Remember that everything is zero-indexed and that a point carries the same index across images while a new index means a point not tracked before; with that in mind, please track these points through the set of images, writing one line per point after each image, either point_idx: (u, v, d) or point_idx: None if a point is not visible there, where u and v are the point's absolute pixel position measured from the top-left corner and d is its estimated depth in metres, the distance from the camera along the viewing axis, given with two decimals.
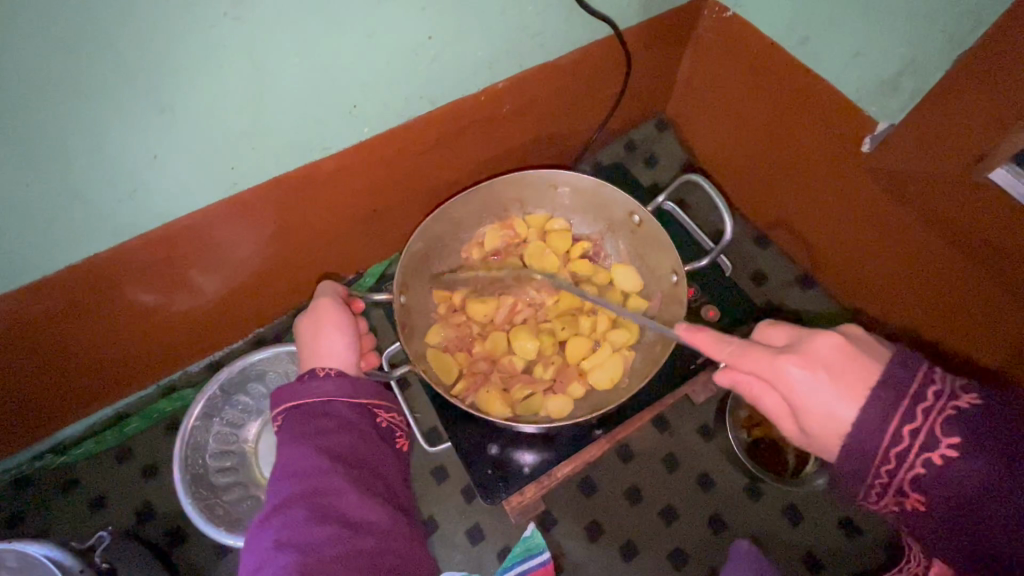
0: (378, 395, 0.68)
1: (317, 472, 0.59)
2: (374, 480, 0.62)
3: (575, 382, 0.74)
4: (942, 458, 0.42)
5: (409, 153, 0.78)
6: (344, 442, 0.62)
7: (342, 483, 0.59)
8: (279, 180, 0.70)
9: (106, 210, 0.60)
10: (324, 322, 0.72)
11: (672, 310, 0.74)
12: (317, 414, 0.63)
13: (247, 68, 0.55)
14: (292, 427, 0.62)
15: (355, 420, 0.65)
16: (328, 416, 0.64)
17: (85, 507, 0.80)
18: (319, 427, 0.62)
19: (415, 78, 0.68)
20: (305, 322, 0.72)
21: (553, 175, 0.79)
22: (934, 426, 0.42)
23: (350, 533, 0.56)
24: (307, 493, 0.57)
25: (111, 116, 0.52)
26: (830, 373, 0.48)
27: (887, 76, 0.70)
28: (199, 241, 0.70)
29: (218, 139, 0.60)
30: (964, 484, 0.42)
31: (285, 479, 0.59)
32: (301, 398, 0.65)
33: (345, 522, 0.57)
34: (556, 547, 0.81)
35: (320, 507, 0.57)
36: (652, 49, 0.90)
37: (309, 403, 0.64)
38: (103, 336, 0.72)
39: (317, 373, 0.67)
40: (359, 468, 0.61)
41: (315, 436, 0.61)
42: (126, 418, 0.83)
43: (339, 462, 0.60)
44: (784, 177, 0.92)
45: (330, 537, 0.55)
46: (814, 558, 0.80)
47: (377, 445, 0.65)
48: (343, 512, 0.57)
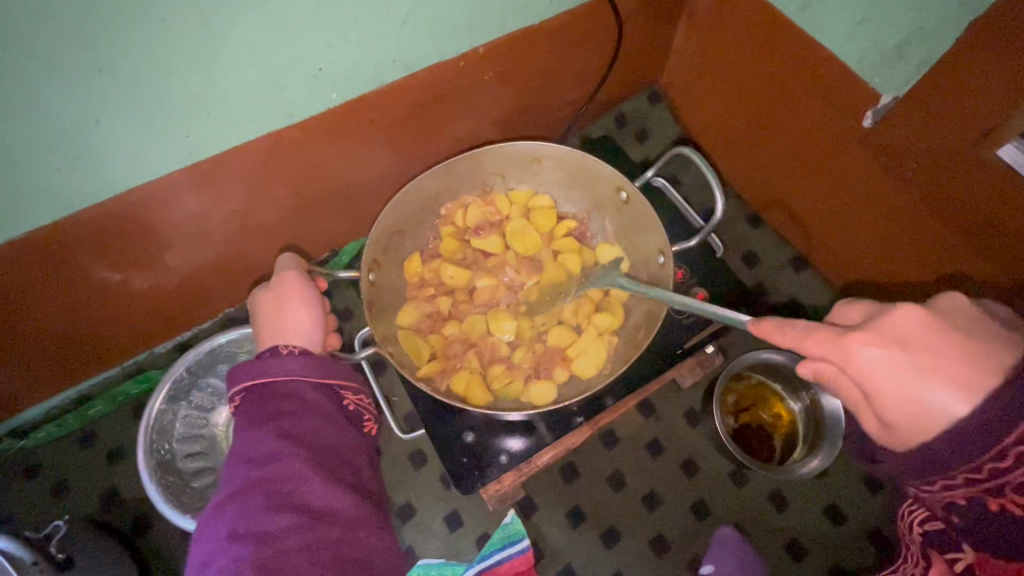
0: (348, 376, 0.57)
1: (279, 460, 0.47)
2: (347, 471, 0.51)
3: (558, 368, 0.69)
4: None
5: (380, 125, 0.72)
6: (310, 428, 0.50)
7: (310, 473, 0.48)
8: (241, 152, 0.64)
9: (47, 181, 0.55)
10: (288, 294, 0.60)
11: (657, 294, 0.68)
12: (277, 393, 0.51)
13: (196, 25, 0.49)
14: (250, 407, 0.51)
15: (322, 402, 0.53)
16: (289, 397, 0.51)
17: (48, 491, 0.78)
18: (280, 407, 0.50)
19: (385, 39, 0.62)
20: (264, 294, 0.61)
21: (536, 147, 0.72)
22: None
23: (320, 536, 0.46)
24: (266, 483, 0.46)
25: (35, 75, 0.46)
26: (914, 348, 0.39)
27: (906, 44, 0.63)
28: (151, 218, 0.65)
29: (168, 107, 0.55)
30: None
31: (240, 466, 0.48)
32: (260, 377, 0.52)
33: (312, 521, 0.46)
34: (536, 534, 0.76)
35: (281, 500, 0.46)
36: (648, 11, 0.83)
37: (268, 381, 0.52)
38: (56, 316, 0.68)
39: (278, 351, 0.54)
40: (331, 455, 0.50)
41: (275, 419, 0.49)
42: (89, 400, 0.81)
43: (305, 449, 0.49)
44: (781, 153, 0.85)
45: (292, 539, 0.44)
46: (797, 546, 0.76)
47: (348, 431, 0.53)
48: (312, 510, 0.46)
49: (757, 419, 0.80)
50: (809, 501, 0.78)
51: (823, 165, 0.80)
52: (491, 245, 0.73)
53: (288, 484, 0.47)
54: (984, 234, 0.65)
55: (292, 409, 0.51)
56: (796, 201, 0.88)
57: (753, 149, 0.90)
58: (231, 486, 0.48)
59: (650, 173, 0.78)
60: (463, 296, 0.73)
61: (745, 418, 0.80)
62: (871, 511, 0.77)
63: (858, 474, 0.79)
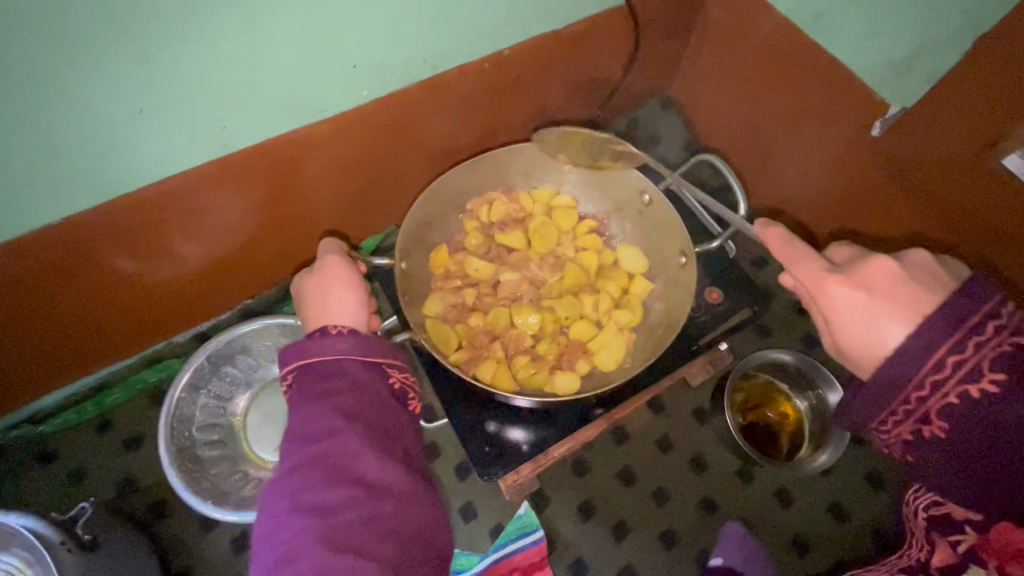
0: (394, 356, 0.55)
1: (333, 435, 0.47)
2: (397, 448, 0.50)
3: (581, 359, 0.71)
4: (980, 391, 0.42)
5: (406, 122, 0.74)
6: (360, 406, 0.49)
7: (363, 448, 0.47)
8: (273, 144, 0.66)
9: (88, 167, 0.56)
10: (332, 278, 0.62)
11: (677, 293, 0.72)
12: (327, 372, 0.51)
13: (244, 18, 0.51)
14: (304, 384, 0.51)
15: (371, 381, 0.52)
16: (339, 375, 0.51)
17: (64, 477, 0.79)
18: (332, 384, 0.50)
19: (418, 39, 0.64)
20: (307, 278, 0.63)
21: (561, 147, 0.76)
22: (985, 360, 0.41)
23: (376, 510, 0.45)
24: (323, 458, 0.46)
25: (88, 62, 0.47)
26: (877, 293, 0.48)
27: (915, 56, 0.66)
28: (182, 207, 0.66)
29: (208, 98, 0.56)
30: (1001, 415, 0.42)
31: (296, 442, 0.47)
32: (312, 356, 0.52)
33: (367, 495, 0.45)
34: (548, 527, 0.78)
35: (338, 474, 0.45)
36: (665, 20, 0.86)
37: (318, 360, 0.52)
38: (82, 302, 0.69)
39: (329, 331, 0.54)
40: (383, 432, 0.49)
41: (327, 397, 0.49)
42: (107, 388, 0.82)
43: (358, 426, 0.48)
44: (790, 160, 0.88)
45: (349, 512, 0.44)
46: (803, 541, 0.78)
47: (395, 410, 0.52)
48: (368, 484, 0.46)
49: (763, 417, 0.82)
50: (814, 498, 0.80)
51: (833, 171, 0.83)
52: (514, 241, 0.75)
53: (343, 458, 0.46)
54: (992, 241, 0.67)
55: (341, 387, 0.50)
56: (802, 207, 0.91)
57: (764, 155, 0.92)
58: (287, 462, 0.47)
59: (673, 180, 0.83)
60: (484, 291, 0.74)
61: (752, 416, 0.82)
62: (873, 507, 0.80)
63: (861, 474, 0.81)
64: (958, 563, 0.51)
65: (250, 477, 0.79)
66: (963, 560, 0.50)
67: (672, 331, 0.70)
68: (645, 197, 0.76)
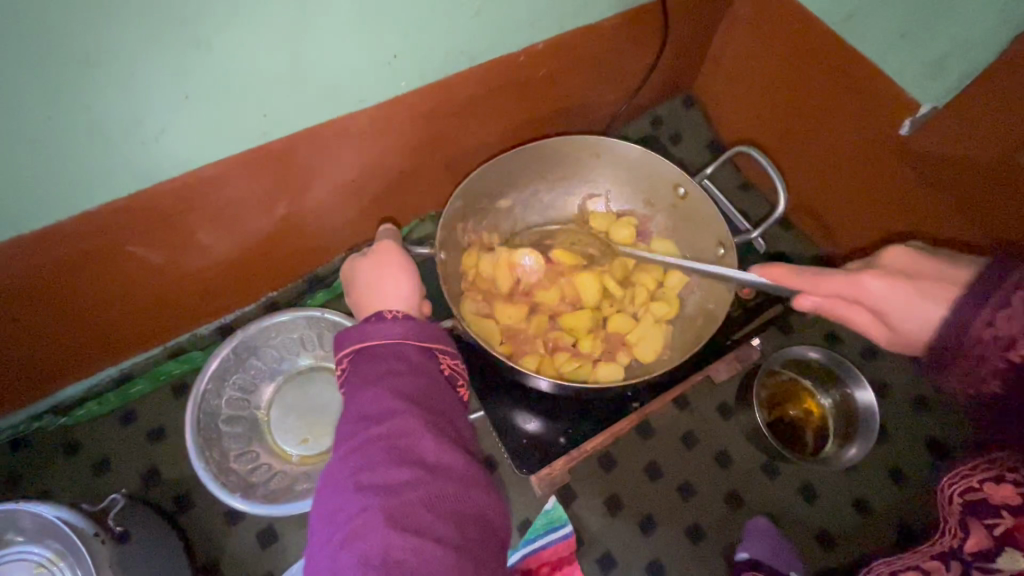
0: (444, 341, 0.56)
1: (393, 416, 0.47)
2: (454, 431, 0.50)
3: (620, 353, 0.73)
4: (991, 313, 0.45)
5: (438, 114, 0.74)
6: (419, 388, 0.50)
7: (423, 428, 0.47)
8: (308, 134, 0.65)
9: (128, 155, 0.56)
10: (386, 263, 0.63)
11: (717, 289, 0.73)
12: (384, 355, 0.52)
13: (290, 5, 0.50)
14: (359, 369, 0.51)
15: (425, 365, 0.52)
16: (396, 358, 0.52)
17: (88, 469, 0.78)
18: (387, 368, 0.51)
19: (458, 30, 0.64)
20: (361, 262, 0.64)
21: (598, 142, 0.77)
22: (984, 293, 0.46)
23: (438, 490, 0.45)
24: (383, 438, 0.46)
25: (139, 47, 0.47)
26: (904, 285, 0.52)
27: (949, 56, 0.66)
28: (216, 197, 0.66)
29: (249, 86, 0.56)
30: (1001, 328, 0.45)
31: (358, 423, 0.48)
32: (367, 340, 0.53)
33: (428, 475, 0.45)
34: (576, 521, 0.78)
35: (399, 454, 0.45)
36: (693, 17, 0.86)
37: (374, 344, 0.53)
38: (112, 291, 0.68)
39: (384, 316, 0.56)
40: (438, 415, 0.49)
41: (383, 380, 0.50)
42: (130, 379, 0.81)
43: (416, 408, 0.48)
44: (814, 158, 0.89)
45: (412, 492, 0.44)
46: (828, 536, 0.79)
47: (449, 394, 0.52)
48: (427, 464, 0.46)
49: (786, 415, 0.82)
50: (838, 494, 0.81)
51: (855, 170, 0.83)
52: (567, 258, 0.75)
53: (404, 438, 0.46)
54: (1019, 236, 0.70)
55: (400, 370, 0.51)
56: (825, 205, 0.92)
57: (788, 154, 0.93)
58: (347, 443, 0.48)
59: (710, 170, 0.82)
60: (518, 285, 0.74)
61: (777, 413, 0.82)
62: (898, 504, 0.80)
63: (885, 470, 0.82)
64: (993, 547, 0.51)
65: (276, 469, 0.78)
66: (999, 543, 0.50)
67: (712, 325, 0.71)
68: (680, 190, 0.77)
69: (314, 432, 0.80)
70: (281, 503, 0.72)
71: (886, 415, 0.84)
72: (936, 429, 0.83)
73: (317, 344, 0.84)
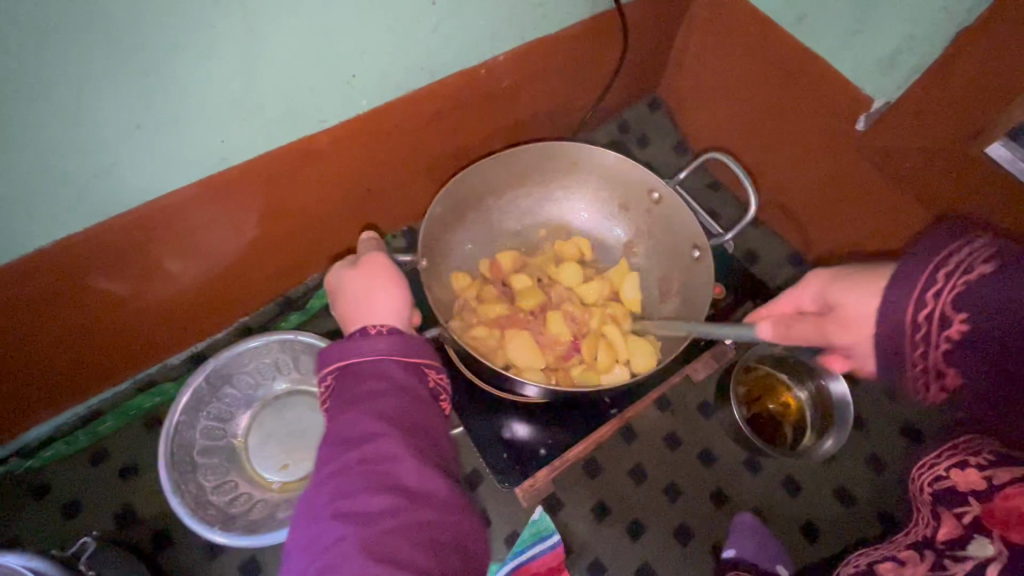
0: (432, 355, 0.55)
1: (375, 440, 0.46)
2: (436, 453, 0.49)
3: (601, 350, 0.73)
4: (958, 333, 0.41)
5: (403, 131, 0.74)
6: (402, 408, 0.49)
7: (405, 453, 0.46)
8: (270, 157, 0.64)
9: (81, 189, 0.54)
10: (371, 275, 0.62)
11: (697, 284, 0.75)
12: (367, 374, 0.50)
13: (243, 30, 0.49)
14: (342, 388, 0.50)
15: (410, 382, 0.51)
16: (380, 377, 0.50)
17: (59, 511, 0.76)
18: (371, 388, 0.49)
19: (417, 47, 0.64)
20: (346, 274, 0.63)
21: (572, 150, 0.78)
22: (946, 305, 0.40)
23: (418, 518, 0.44)
24: (363, 464, 0.45)
25: (86, 79, 0.46)
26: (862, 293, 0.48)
27: (897, 53, 0.68)
28: (180, 224, 0.64)
29: (204, 111, 0.55)
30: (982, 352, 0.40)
31: (338, 446, 0.47)
32: (351, 357, 0.52)
33: (409, 503, 0.44)
34: (564, 530, 0.78)
35: (379, 480, 0.45)
36: (653, 22, 0.87)
37: (359, 361, 0.51)
38: (74, 329, 0.67)
39: (368, 331, 0.54)
40: (423, 436, 0.49)
41: (367, 401, 0.48)
42: (99, 416, 0.79)
43: (399, 432, 0.47)
44: (775, 162, 0.91)
45: (391, 521, 0.43)
46: (813, 527, 0.80)
47: (433, 412, 0.51)
48: (408, 491, 0.45)
49: (767, 408, 0.83)
50: (820, 485, 0.82)
51: (817, 166, 0.85)
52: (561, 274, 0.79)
53: (385, 464, 0.45)
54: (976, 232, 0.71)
55: (383, 389, 0.49)
56: (791, 202, 0.93)
57: (752, 153, 0.94)
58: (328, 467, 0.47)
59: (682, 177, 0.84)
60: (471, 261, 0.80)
61: (756, 408, 0.83)
62: (876, 490, 0.82)
63: (863, 458, 0.83)
64: (965, 534, 0.53)
65: (256, 498, 0.76)
66: (969, 533, 0.52)
67: None
68: (655, 196, 0.79)
69: (295, 457, 0.79)
70: (261, 534, 0.70)
71: (861, 404, 0.86)
72: (909, 414, 0.85)
73: (293, 367, 0.82)
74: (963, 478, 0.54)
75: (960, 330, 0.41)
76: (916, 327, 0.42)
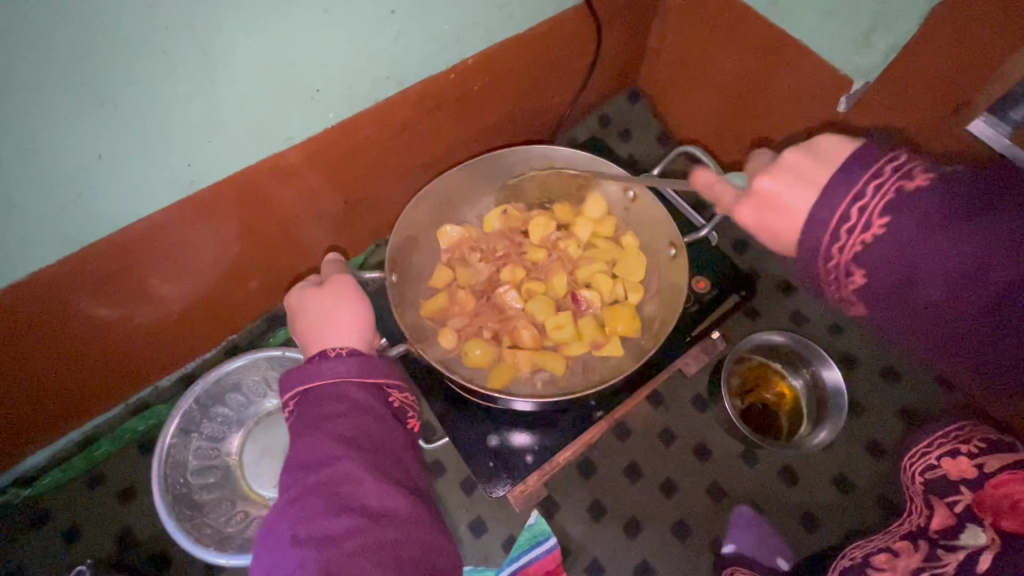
0: (393, 375, 0.57)
1: (335, 462, 0.48)
2: (398, 470, 0.51)
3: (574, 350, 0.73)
4: (884, 214, 0.44)
5: (374, 141, 0.73)
6: (361, 429, 0.50)
7: (364, 474, 0.48)
8: (240, 176, 0.64)
9: (48, 223, 0.54)
10: (335, 298, 0.62)
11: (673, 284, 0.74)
12: (327, 397, 0.52)
13: (196, 54, 0.49)
14: (303, 412, 0.52)
15: (371, 402, 0.53)
16: (339, 399, 0.52)
17: (59, 539, 0.77)
18: (331, 410, 0.51)
19: (379, 57, 0.63)
20: (313, 293, 0.63)
21: (546, 154, 0.78)
22: (878, 206, 0.44)
23: (379, 536, 0.45)
24: (324, 486, 0.47)
25: (38, 113, 0.45)
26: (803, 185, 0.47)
27: (871, 32, 0.66)
28: (155, 249, 0.64)
29: (167, 135, 0.54)
30: (926, 216, 0.43)
31: (298, 470, 0.49)
32: (310, 382, 0.53)
33: (369, 522, 0.46)
34: (560, 531, 0.78)
35: (339, 501, 0.46)
36: (625, 12, 0.85)
37: (318, 385, 0.53)
38: (60, 358, 0.67)
39: (328, 354, 0.55)
40: (383, 455, 0.50)
41: (328, 423, 0.50)
42: (95, 441, 0.80)
43: (358, 452, 0.49)
44: (754, 149, 0.91)
45: (350, 542, 0.44)
46: (812, 516, 0.79)
47: (395, 431, 0.53)
48: (368, 510, 0.46)
49: (761, 399, 0.82)
50: (818, 473, 0.81)
51: (799, 150, 0.84)
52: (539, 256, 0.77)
53: (344, 486, 0.47)
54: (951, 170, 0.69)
55: (343, 411, 0.51)
56: None
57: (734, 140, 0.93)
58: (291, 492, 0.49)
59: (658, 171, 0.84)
60: (460, 248, 0.78)
61: (750, 399, 0.82)
62: (873, 472, 0.81)
63: (862, 444, 0.82)
64: (957, 524, 0.51)
65: (251, 516, 0.77)
66: (961, 521, 0.51)
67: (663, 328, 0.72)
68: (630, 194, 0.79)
69: None
70: None
71: (856, 389, 0.85)
72: (909, 398, 0.84)
73: None
74: (955, 466, 0.53)
75: (877, 234, 0.44)
76: (836, 232, 0.45)
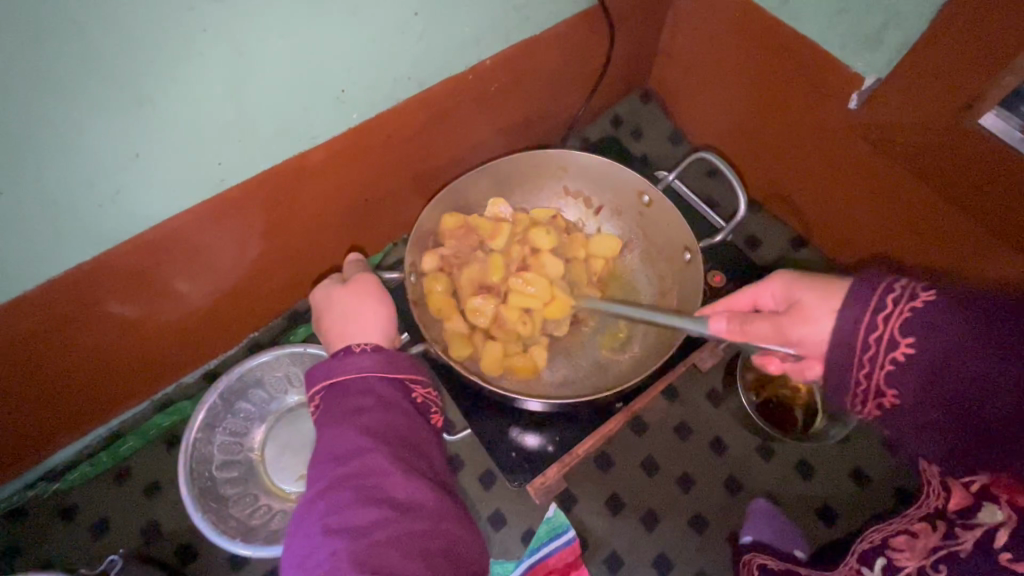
0: (415, 370, 0.58)
1: (362, 454, 0.49)
2: (421, 464, 0.52)
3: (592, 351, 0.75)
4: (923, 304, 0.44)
5: (395, 141, 0.75)
6: (385, 423, 0.51)
7: (390, 467, 0.49)
8: (268, 175, 0.66)
9: (86, 220, 0.56)
10: (361, 296, 0.64)
11: (687, 287, 0.76)
12: (353, 391, 0.53)
13: (229, 55, 0.51)
14: (331, 405, 0.53)
15: (395, 396, 0.54)
16: (364, 392, 0.53)
17: (87, 532, 0.78)
18: (357, 404, 0.52)
19: (403, 58, 0.65)
20: (339, 291, 0.65)
21: (564, 157, 0.81)
22: (893, 329, 0.45)
23: (406, 528, 0.46)
24: (352, 478, 0.48)
25: (84, 113, 0.47)
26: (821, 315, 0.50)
27: (883, 29, 0.68)
28: (183, 247, 0.66)
29: (201, 134, 0.56)
30: (940, 336, 0.43)
31: (326, 462, 0.50)
32: (337, 375, 0.55)
33: (397, 514, 0.47)
34: (579, 524, 0.79)
35: (367, 493, 0.47)
36: (638, 14, 0.87)
37: (345, 378, 0.54)
38: (91, 354, 0.69)
39: (353, 349, 0.56)
40: (408, 449, 0.51)
41: (355, 416, 0.51)
42: (121, 437, 0.82)
43: (384, 446, 0.50)
44: (765, 150, 0.92)
45: (379, 533, 0.45)
46: (829, 509, 0.80)
47: (418, 425, 0.54)
48: (395, 502, 0.47)
49: (776, 394, 0.83)
50: (835, 467, 0.82)
51: (809, 149, 0.85)
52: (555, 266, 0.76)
53: (371, 478, 0.48)
54: (961, 171, 0.69)
55: (368, 405, 0.52)
56: (788, 186, 0.93)
57: (745, 141, 0.95)
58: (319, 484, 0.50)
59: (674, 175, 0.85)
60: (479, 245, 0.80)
61: (766, 394, 0.82)
62: (889, 464, 0.81)
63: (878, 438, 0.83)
64: (974, 503, 0.49)
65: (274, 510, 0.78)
66: (977, 500, 0.49)
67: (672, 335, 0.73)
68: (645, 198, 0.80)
69: None
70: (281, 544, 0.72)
71: None
72: None
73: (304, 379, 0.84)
74: None
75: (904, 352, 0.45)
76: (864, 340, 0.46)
